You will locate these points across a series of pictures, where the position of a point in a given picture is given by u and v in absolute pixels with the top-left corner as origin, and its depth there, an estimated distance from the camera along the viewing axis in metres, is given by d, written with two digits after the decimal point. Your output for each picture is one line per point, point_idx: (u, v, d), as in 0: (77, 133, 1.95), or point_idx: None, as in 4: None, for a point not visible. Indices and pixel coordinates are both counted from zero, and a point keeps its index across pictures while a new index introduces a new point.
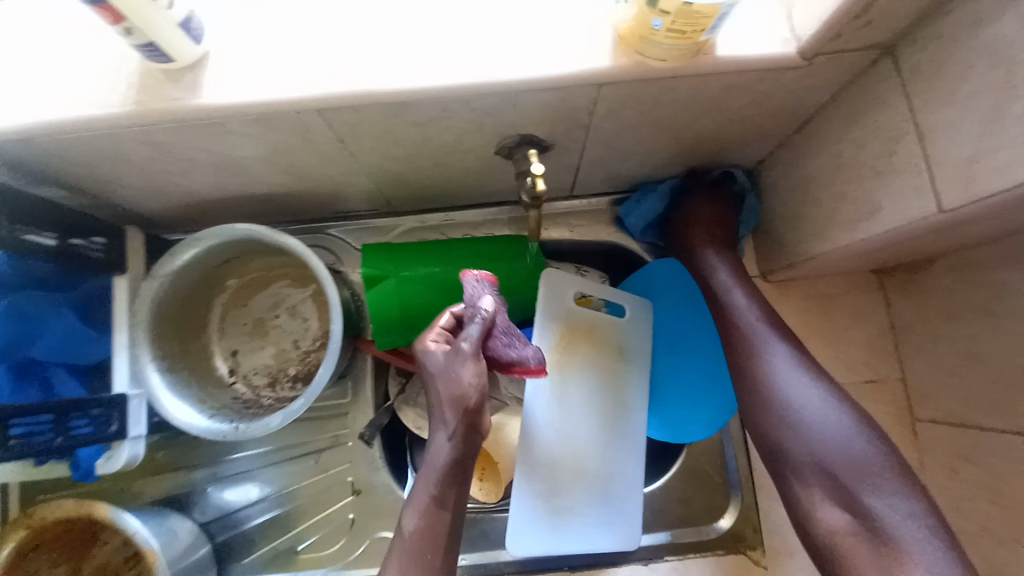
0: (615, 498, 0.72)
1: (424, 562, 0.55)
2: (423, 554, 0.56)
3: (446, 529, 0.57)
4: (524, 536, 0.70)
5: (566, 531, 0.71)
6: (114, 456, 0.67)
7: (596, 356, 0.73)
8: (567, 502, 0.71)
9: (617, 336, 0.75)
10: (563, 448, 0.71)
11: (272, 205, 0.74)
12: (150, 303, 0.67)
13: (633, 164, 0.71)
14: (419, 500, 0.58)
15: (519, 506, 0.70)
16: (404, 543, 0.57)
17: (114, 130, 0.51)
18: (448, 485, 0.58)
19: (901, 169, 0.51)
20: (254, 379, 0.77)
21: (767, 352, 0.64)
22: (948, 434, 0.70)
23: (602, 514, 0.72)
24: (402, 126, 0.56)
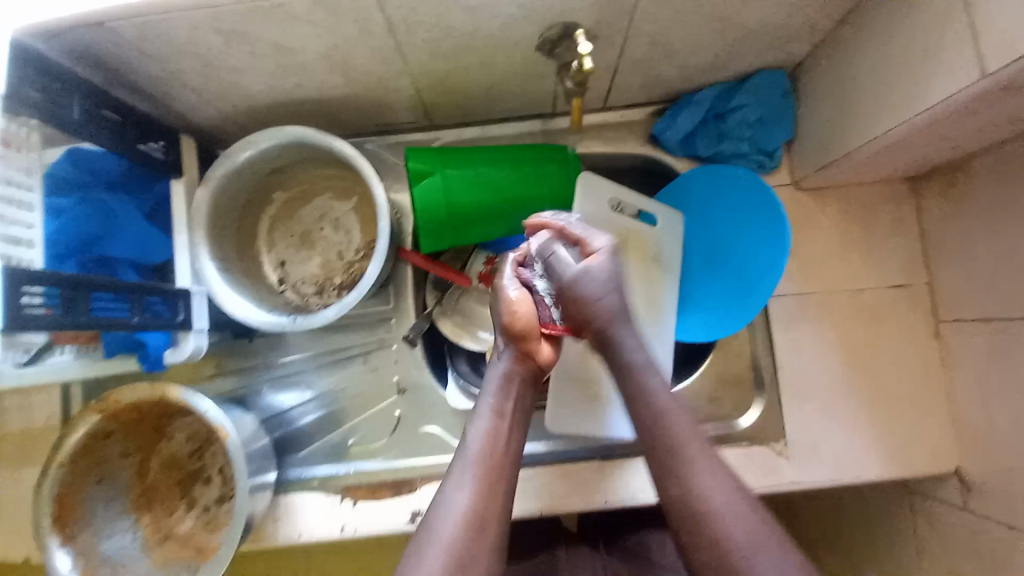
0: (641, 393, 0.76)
1: (490, 480, 0.56)
2: (486, 470, 0.56)
3: (511, 442, 0.59)
4: (563, 416, 0.77)
5: (596, 415, 0.76)
6: (181, 347, 0.71)
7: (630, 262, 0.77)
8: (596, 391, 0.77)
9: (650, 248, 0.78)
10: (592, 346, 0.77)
11: (317, 115, 0.76)
12: (206, 206, 0.71)
13: (673, 65, 0.72)
14: (482, 413, 0.60)
15: (558, 390, 0.76)
16: (467, 464, 0.57)
17: (183, 13, 0.53)
18: (506, 399, 0.61)
19: (947, 42, 0.52)
20: (302, 287, 0.81)
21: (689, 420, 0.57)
22: (974, 330, 0.72)
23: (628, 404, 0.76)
24: (453, 12, 0.57)
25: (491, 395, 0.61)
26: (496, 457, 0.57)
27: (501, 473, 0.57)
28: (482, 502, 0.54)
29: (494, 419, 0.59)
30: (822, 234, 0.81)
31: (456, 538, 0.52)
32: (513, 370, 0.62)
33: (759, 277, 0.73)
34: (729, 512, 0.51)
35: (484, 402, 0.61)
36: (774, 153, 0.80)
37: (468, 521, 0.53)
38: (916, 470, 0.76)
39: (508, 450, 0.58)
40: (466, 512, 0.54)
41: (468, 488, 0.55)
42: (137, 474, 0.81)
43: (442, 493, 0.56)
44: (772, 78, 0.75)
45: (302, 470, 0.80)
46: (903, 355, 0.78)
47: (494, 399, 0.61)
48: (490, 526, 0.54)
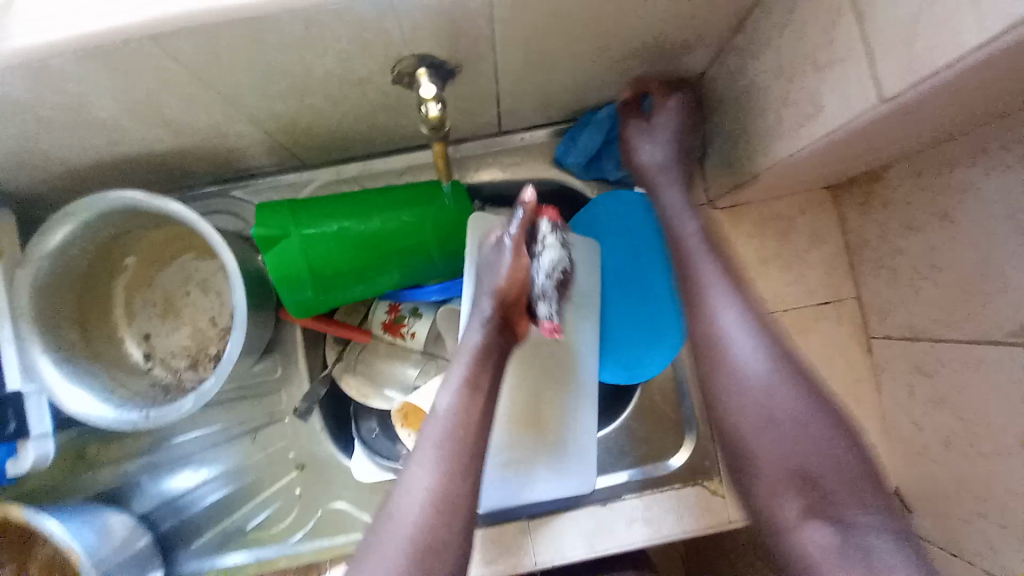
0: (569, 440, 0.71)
1: (457, 457, 0.54)
2: (454, 449, 0.55)
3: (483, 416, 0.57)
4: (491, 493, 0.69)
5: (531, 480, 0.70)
6: (19, 458, 0.61)
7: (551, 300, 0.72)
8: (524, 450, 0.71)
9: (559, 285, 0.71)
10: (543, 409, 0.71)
11: (158, 168, 0.65)
12: (29, 292, 0.60)
13: (558, 84, 0.63)
14: (452, 383, 0.58)
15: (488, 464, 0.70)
16: (437, 423, 0.56)
17: None
18: (479, 370, 0.58)
19: (841, 58, 0.45)
20: (173, 362, 0.71)
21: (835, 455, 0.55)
22: (902, 349, 0.68)
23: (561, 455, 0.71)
24: (269, 54, 0.48)
25: (463, 365, 0.59)
26: (466, 435, 0.56)
27: (468, 451, 0.55)
28: (449, 483, 0.53)
29: (467, 391, 0.57)
30: (743, 253, 0.74)
31: (422, 526, 0.51)
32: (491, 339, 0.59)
33: None
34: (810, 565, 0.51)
35: (453, 373, 0.59)
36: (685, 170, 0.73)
37: (432, 502, 0.52)
38: None
39: (476, 427, 0.56)
40: (431, 492, 0.52)
41: (433, 471, 0.53)
42: None
43: (406, 474, 0.54)
44: (675, 90, 0.68)
45: (197, 564, 0.71)
46: (833, 376, 0.73)
47: (467, 369, 0.58)
48: (458, 508, 0.52)
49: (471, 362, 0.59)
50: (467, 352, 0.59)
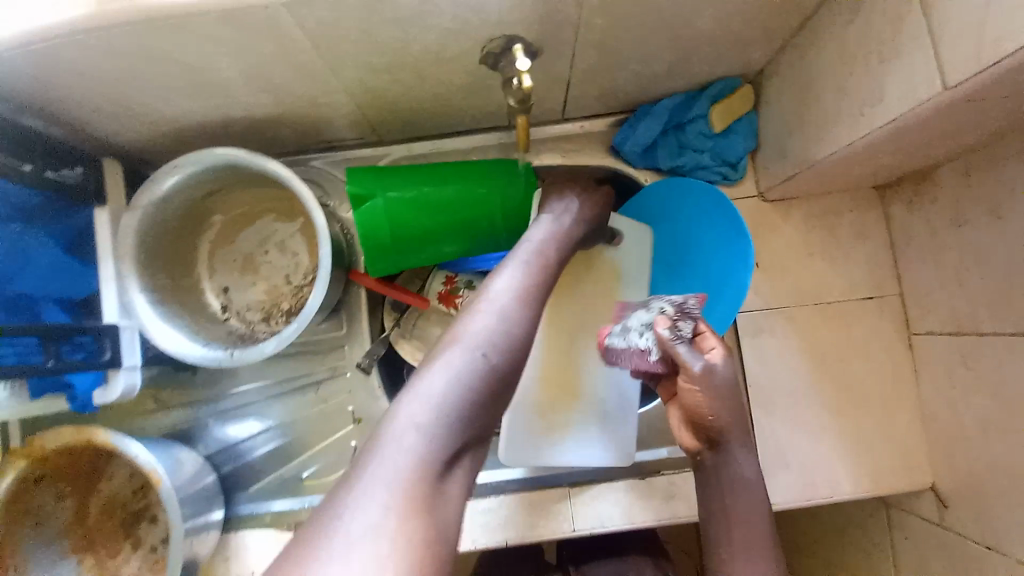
0: (600, 402, 0.74)
1: (491, 362, 0.43)
2: (493, 352, 0.44)
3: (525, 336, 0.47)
4: (518, 449, 0.73)
5: (560, 439, 0.73)
6: (111, 387, 0.67)
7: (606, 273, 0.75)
8: (554, 409, 0.74)
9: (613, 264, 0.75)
10: (582, 372, 0.74)
11: (252, 133, 0.71)
12: (133, 236, 0.66)
13: (626, 74, 0.68)
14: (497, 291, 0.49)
15: (516, 418, 0.72)
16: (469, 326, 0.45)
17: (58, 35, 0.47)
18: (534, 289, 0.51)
19: (908, 51, 0.49)
20: (248, 315, 0.77)
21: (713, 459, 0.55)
22: (944, 344, 0.70)
23: (590, 416, 0.74)
24: (380, 27, 0.53)
25: (506, 280, 0.50)
26: (504, 348, 0.45)
27: (505, 363, 0.44)
28: (479, 384, 0.42)
29: (511, 306, 0.48)
30: (790, 246, 0.77)
31: (435, 426, 0.39)
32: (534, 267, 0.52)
33: (721, 293, 0.69)
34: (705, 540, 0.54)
35: (502, 279, 0.50)
36: (737, 163, 0.76)
37: (455, 402, 0.41)
38: (888, 487, 0.73)
39: (522, 343, 0.46)
40: (457, 390, 0.41)
41: (466, 371, 0.42)
42: (77, 517, 0.75)
43: (423, 375, 0.42)
44: (729, 87, 0.73)
45: (252, 506, 0.77)
46: (873, 369, 0.75)
47: (513, 282, 0.50)
48: (480, 419, 0.42)
49: (515, 288, 0.49)
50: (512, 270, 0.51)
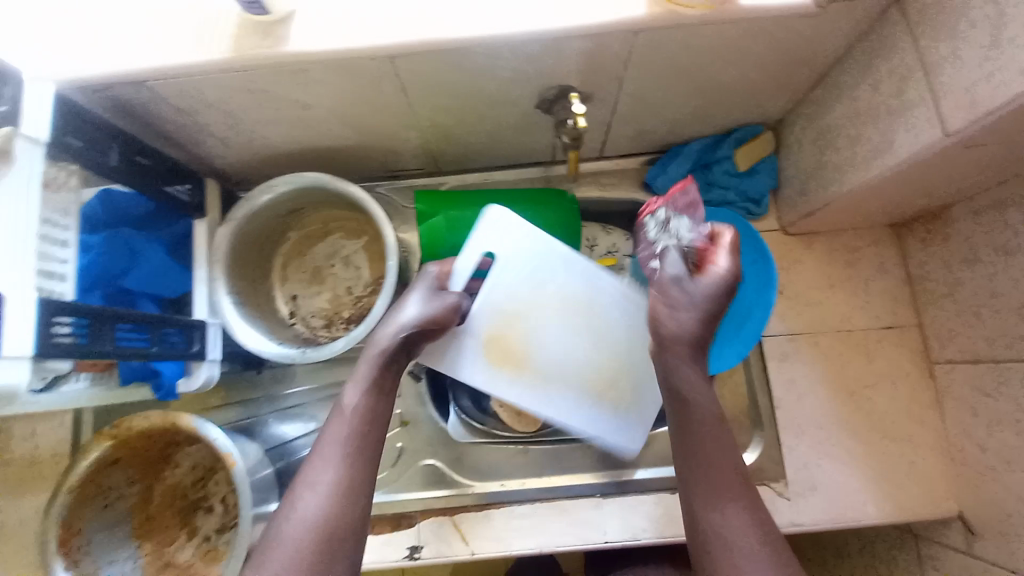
0: (609, 331, 0.75)
1: (357, 453, 0.57)
2: (356, 446, 0.57)
3: (382, 411, 0.60)
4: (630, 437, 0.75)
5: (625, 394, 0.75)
6: (193, 376, 0.74)
7: (517, 303, 0.74)
8: (598, 380, 0.75)
9: (524, 274, 0.74)
10: (586, 350, 0.75)
11: (333, 161, 0.82)
12: (226, 244, 0.75)
13: (662, 120, 0.77)
14: (357, 382, 0.61)
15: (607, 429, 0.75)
16: (338, 426, 0.58)
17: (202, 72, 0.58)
18: (382, 369, 0.61)
19: (912, 104, 0.57)
20: (311, 320, 0.85)
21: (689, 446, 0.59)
22: (964, 372, 0.73)
23: (617, 348, 0.75)
24: (460, 76, 0.63)
25: (370, 364, 0.61)
26: (369, 429, 0.58)
27: (369, 448, 0.58)
28: (346, 478, 0.55)
29: (365, 394, 0.60)
30: (811, 276, 0.83)
31: (319, 522, 0.53)
32: (393, 338, 0.62)
33: (749, 313, 0.75)
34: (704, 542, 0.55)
35: (360, 368, 0.62)
36: (760, 200, 0.84)
37: (329, 499, 0.54)
38: (915, 512, 0.75)
39: (382, 421, 0.60)
40: (330, 487, 0.55)
41: (338, 470, 0.56)
42: (142, 501, 0.79)
43: (309, 469, 0.56)
44: (752, 133, 0.81)
45: None
46: (895, 396, 0.79)
47: (373, 368, 0.61)
48: (354, 509, 0.54)
49: (376, 364, 0.61)
50: (371, 355, 0.62)
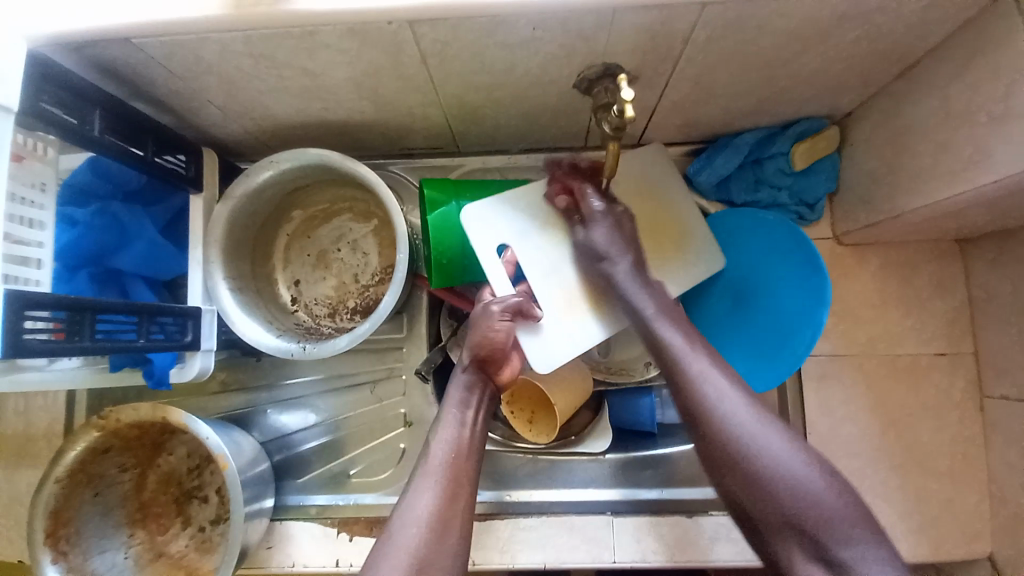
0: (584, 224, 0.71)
1: (452, 482, 0.58)
2: (450, 474, 0.59)
3: (471, 448, 0.62)
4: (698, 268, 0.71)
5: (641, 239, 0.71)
6: (187, 366, 0.68)
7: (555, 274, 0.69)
8: None
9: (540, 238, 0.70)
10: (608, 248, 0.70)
11: (342, 137, 0.74)
12: (223, 224, 0.69)
13: (713, 108, 0.68)
14: (448, 422, 0.63)
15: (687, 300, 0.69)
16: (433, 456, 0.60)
17: (192, 32, 0.50)
18: (466, 409, 0.64)
19: (1020, 111, 0.48)
20: (315, 308, 0.79)
21: (711, 379, 0.57)
22: (1022, 409, 0.67)
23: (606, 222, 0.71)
24: (489, 49, 0.55)
25: (454, 406, 0.64)
26: (462, 457, 0.61)
27: (464, 474, 0.59)
28: (444, 502, 0.56)
29: (457, 428, 0.63)
30: (862, 291, 0.76)
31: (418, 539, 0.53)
32: (475, 381, 0.67)
33: (795, 331, 0.67)
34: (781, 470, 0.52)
35: (447, 411, 0.64)
36: (815, 204, 0.76)
37: (430, 523, 0.55)
38: (946, 552, 0.71)
39: (474, 448, 0.62)
40: (429, 514, 0.55)
41: (432, 498, 0.56)
42: (135, 489, 0.76)
43: (406, 498, 0.57)
44: (813, 127, 0.72)
45: (300, 497, 0.78)
46: (939, 428, 0.73)
47: (455, 410, 0.64)
48: (453, 531, 0.55)
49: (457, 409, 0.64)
50: (456, 394, 0.65)
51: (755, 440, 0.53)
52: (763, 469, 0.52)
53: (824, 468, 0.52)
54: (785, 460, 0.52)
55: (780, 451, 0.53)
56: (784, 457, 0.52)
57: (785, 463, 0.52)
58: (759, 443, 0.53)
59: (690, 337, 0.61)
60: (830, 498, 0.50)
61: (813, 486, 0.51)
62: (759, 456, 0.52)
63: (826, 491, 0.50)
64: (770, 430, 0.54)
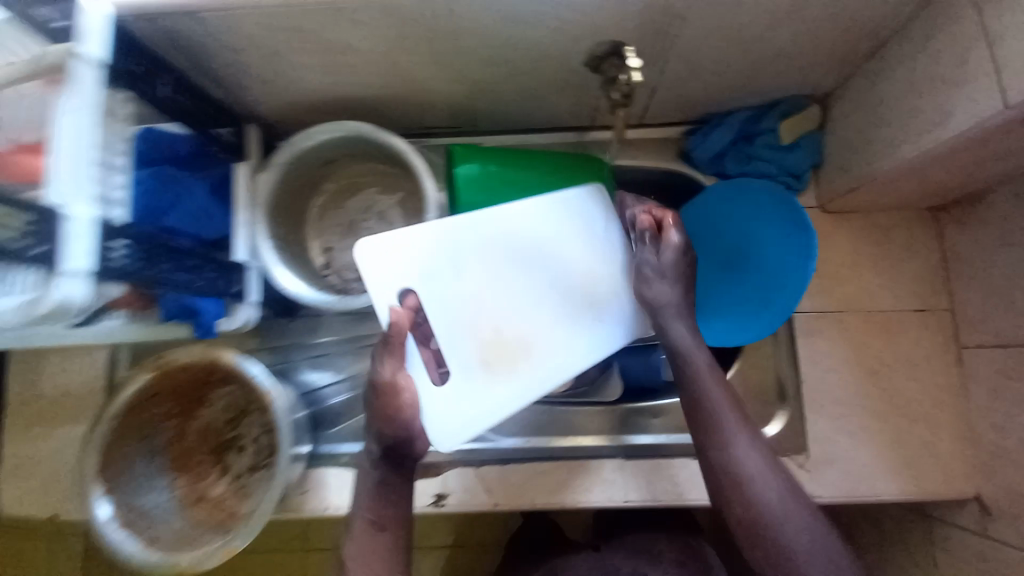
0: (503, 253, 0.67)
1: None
2: (377, 568, 0.58)
3: (394, 539, 0.60)
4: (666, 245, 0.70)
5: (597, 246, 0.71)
6: (231, 317, 0.75)
7: (490, 313, 0.66)
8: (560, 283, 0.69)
9: (456, 272, 0.65)
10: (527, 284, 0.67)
11: (372, 114, 0.82)
12: (267, 189, 0.76)
13: (707, 87, 0.76)
14: (360, 533, 0.60)
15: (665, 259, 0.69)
16: (356, 556, 0.59)
17: (258, 9, 0.58)
18: (381, 508, 0.61)
19: (974, 75, 0.56)
20: (345, 272, 0.86)
21: (709, 400, 0.61)
22: (993, 355, 0.73)
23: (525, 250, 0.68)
24: (511, 27, 0.63)
25: (365, 502, 0.61)
26: (384, 548, 0.59)
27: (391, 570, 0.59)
28: None
29: (375, 530, 0.60)
30: (846, 254, 0.83)
31: None
32: (388, 476, 0.61)
33: (783, 283, 0.74)
34: (761, 492, 0.57)
35: (360, 501, 0.61)
36: (801, 175, 0.83)
37: None
38: (932, 491, 0.76)
39: (395, 531, 0.60)
40: None
41: None
42: (176, 438, 0.82)
43: None
44: (795, 105, 0.80)
45: (332, 445, 0.85)
46: (920, 378, 0.79)
47: (369, 527, 0.60)
48: None
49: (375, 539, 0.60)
50: (364, 492, 0.61)
51: (741, 471, 0.58)
52: (746, 497, 0.57)
53: (801, 502, 0.57)
54: (768, 497, 0.57)
55: (762, 481, 0.57)
56: (768, 496, 0.57)
57: (768, 499, 0.57)
58: (747, 474, 0.58)
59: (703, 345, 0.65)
60: (804, 542, 0.55)
61: (794, 531, 0.55)
62: (744, 486, 0.57)
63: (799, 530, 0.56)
64: (755, 455, 0.59)
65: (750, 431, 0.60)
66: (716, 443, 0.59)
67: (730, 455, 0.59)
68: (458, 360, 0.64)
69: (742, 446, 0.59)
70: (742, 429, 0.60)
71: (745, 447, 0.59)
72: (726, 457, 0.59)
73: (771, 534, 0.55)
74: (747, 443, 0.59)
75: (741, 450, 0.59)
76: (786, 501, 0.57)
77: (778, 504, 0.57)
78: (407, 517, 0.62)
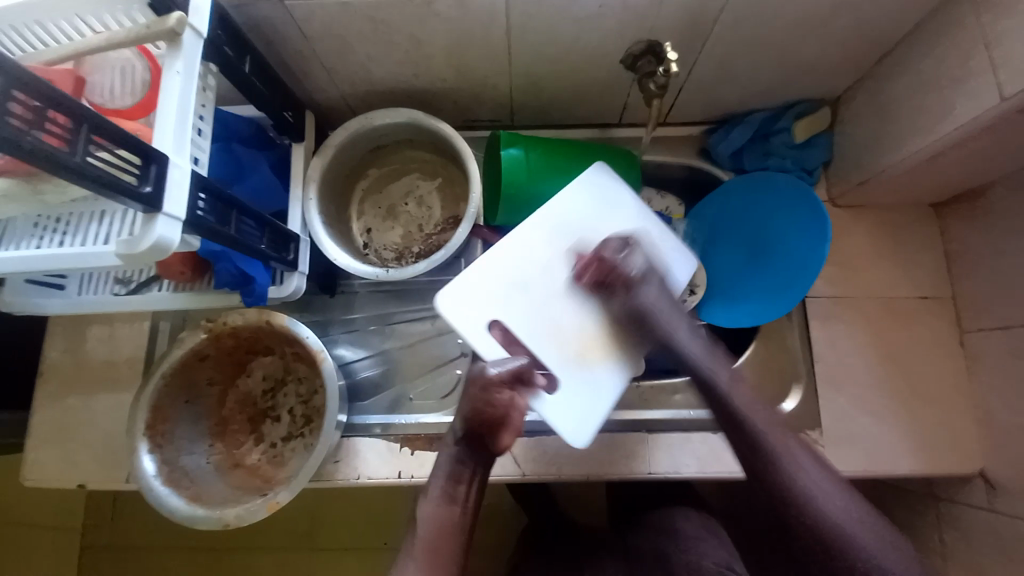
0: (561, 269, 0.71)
1: (443, 555, 0.59)
2: (439, 546, 0.60)
3: (457, 526, 0.61)
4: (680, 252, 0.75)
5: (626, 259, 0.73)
6: (283, 285, 0.79)
7: (564, 324, 0.70)
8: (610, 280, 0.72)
9: (525, 293, 0.70)
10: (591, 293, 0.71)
11: (419, 104, 0.88)
12: (320, 169, 0.81)
13: (731, 88, 0.84)
14: (434, 495, 0.62)
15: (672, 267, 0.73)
16: (422, 529, 0.61)
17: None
18: (455, 482, 0.63)
19: (975, 74, 0.63)
20: (383, 253, 0.91)
21: (746, 417, 0.60)
22: (995, 338, 0.79)
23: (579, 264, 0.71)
24: (562, 23, 0.70)
25: (443, 477, 0.63)
26: (449, 528, 0.61)
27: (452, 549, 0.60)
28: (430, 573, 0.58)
29: (446, 502, 0.62)
30: (856, 245, 0.89)
31: None
32: (466, 454, 0.63)
33: (798, 266, 0.80)
34: (820, 495, 0.55)
35: (434, 483, 0.63)
36: (812, 171, 0.90)
37: None
38: (942, 467, 0.81)
39: (458, 518, 0.62)
40: None
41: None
42: (217, 405, 0.84)
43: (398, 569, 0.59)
44: (808, 108, 0.88)
45: (362, 418, 0.87)
46: (928, 360, 0.84)
47: (438, 509, 0.62)
48: None
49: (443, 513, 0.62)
50: (439, 482, 0.63)
51: (798, 482, 0.56)
52: (806, 505, 0.55)
53: (861, 503, 0.55)
54: (830, 501, 0.55)
55: (818, 485, 0.55)
56: (828, 500, 0.55)
57: (829, 504, 0.54)
58: (803, 486, 0.55)
59: (729, 368, 0.64)
60: (874, 547, 0.53)
61: (858, 529, 0.53)
62: (803, 499, 0.55)
63: (866, 532, 0.54)
64: (809, 459, 0.57)
65: (797, 439, 0.59)
66: (763, 457, 0.57)
67: (783, 466, 0.57)
68: (556, 365, 0.68)
69: (791, 454, 0.57)
70: (789, 440, 0.58)
71: (797, 458, 0.57)
72: (778, 469, 0.56)
73: (835, 537, 0.53)
74: (797, 447, 0.58)
75: (792, 458, 0.57)
76: (848, 502, 0.55)
77: (842, 511, 0.54)
78: (475, 504, 0.63)
